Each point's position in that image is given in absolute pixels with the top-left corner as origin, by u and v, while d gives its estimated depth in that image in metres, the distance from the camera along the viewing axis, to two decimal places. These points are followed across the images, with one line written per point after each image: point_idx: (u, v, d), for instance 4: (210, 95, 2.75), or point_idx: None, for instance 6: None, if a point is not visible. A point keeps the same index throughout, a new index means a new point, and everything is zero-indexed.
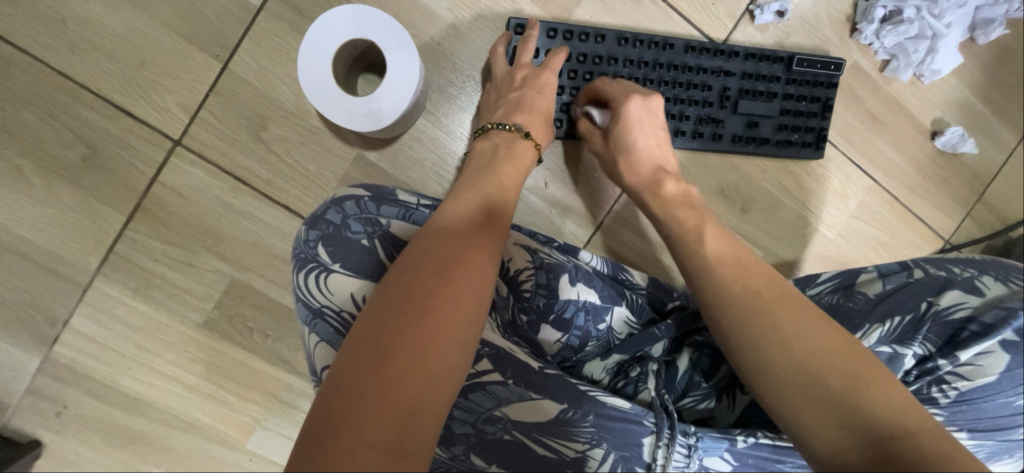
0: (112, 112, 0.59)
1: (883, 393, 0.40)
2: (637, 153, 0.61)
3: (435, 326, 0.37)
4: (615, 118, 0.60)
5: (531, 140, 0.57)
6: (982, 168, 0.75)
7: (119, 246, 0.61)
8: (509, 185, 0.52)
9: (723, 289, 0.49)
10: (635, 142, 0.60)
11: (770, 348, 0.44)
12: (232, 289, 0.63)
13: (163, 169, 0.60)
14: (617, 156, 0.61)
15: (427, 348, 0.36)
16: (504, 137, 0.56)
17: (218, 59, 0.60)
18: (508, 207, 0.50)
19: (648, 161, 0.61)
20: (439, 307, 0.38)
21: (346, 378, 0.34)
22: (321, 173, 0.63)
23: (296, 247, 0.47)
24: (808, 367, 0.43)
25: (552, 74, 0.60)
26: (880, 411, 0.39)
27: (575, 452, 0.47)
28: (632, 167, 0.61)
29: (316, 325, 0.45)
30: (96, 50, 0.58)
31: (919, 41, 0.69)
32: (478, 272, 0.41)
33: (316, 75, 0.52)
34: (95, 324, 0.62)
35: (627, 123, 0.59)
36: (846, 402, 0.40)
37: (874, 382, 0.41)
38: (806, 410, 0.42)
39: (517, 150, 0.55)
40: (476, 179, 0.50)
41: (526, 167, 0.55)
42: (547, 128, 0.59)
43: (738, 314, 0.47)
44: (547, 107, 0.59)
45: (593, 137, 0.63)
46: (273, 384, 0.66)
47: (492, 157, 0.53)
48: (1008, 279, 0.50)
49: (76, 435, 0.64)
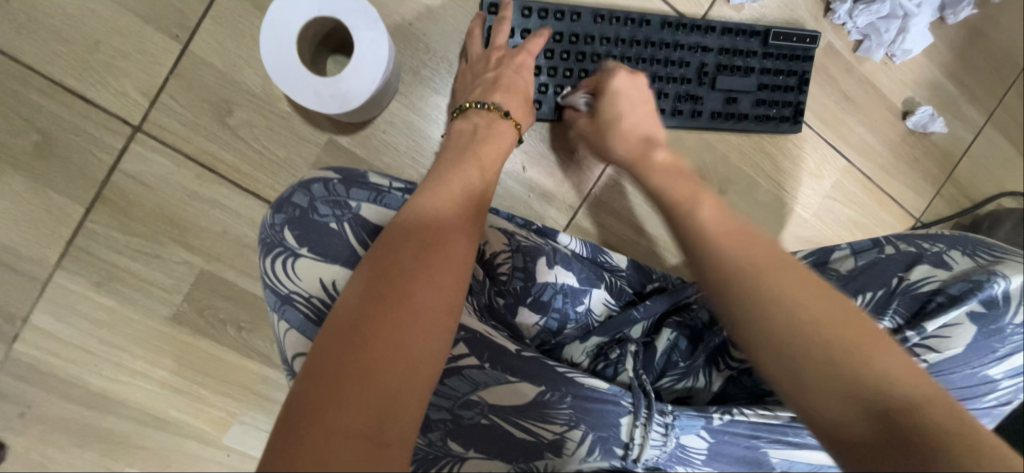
0: (65, 97, 0.56)
1: (886, 361, 0.35)
2: (626, 123, 0.56)
3: (416, 311, 0.36)
4: (602, 93, 0.58)
5: (511, 120, 0.56)
6: (950, 147, 0.77)
7: (79, 238, 0.58)
8: (490, 168, 0.51)
9: (727, 261, 0.39)
10: (624, 111, 0.56)
11: (783, 324, 0.36)
12: (202, 280, 0.61)
13: (122, 157, 0.58)
14: (605, 129, 0.56)
15: (408, 332, 0.35)
16: (483, 116, 0.55)
17: (177, 40, 0.57)
18: (489, 191, 0.49)
19: (636, 132, 0.55)
20: (421, 291, 0.37)
21: (324, 366, 0.33)
22: (291, 159, 0.61)
23: (262, 232, 0.45)
24: (808, 334, 0.36)
25: (530, 54, 0.59)
26: (886, 383, 0.35)
27: (554, 434, 0.48)
28: (620, 138, 0.55)
29: (285, 311, 0.43)
30: (45, 31, 0.55)
31: (890, 21, 0.69)
32: (458, 254, 0.41)
33: (280, 55, 0.50)
34: (56, 319, 0.59)
35: (614, 95, 0.56)
36: (853, 377, 0.35)
37: (881, 351, 0.36)
38: (809, 384, 0.36)
39: (496, 134, 0.54)
40: (454, 160, 0.49)
41: (506, 146, 0.54)
42: (529, 113, 0.59)
43: (740, 283, 0.38)
44: (526, 87, 0.58)
45: (580, 118, 0.60)
46: (249, 377, 0.65)
47: (471, 140, 0.52)
48: (976, 253, 0.49)
49: (42, 436, 0.62)
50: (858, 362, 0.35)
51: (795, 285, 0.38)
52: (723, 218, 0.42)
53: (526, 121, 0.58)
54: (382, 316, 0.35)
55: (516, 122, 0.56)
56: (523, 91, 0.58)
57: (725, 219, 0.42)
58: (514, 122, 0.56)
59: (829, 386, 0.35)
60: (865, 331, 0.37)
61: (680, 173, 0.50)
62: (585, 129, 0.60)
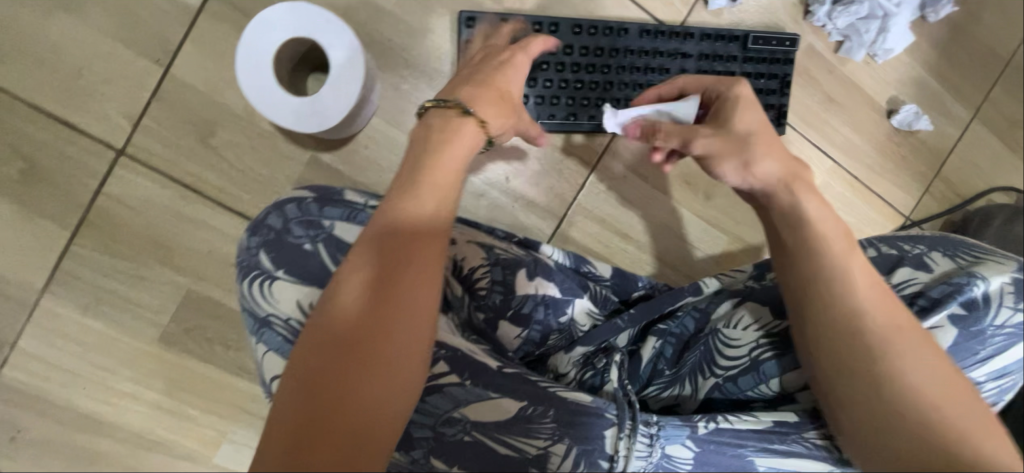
0: (49, 123, 0.57)
1: (967, 418, 0.38)
2: (770, 138, 0.48)
3: (362, 375, 0.38)
4: (727, 101, 0.49)
5: (474, 116, 0.47)
6: (938, 145, 0.77)
7: (66, 263, 0.59)
8: (447, 183, 0.45)
9: (846, 304, 0.41)
10: (760, 123, 0.48)
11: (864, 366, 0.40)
12: (189, 300, 0.62)
13: (107, 180, 0.58)
14: (748, 146, 0.46)
15: (354, 397, 0.37)
16: (442, 118, 0.47)
17: (158, 64, 0.58)
18: (447, 212, 0.44)
19: (786, 159, 0.47)
20: (368, 352, 0.38)
21: (302, 398, 0.37)
22: (275, 177, 0.61)
23: (240, 255, 0.46)
24: (890, 381, 0.39)
25: (524, 53, 0.53)
26: (950, 436, 0.37)
27: (538, 449, 0.47)
28: (774, 160, 0.46)
29: (263, 334, 0.44)
30: (28, 59, 0.56)
31: (870, 21, 0.69)
32: (427, 282, 0.41)
33: (258, 76, 0.51)
34: (44, 343, 0.60)
35: (750, 102, 0.49)
36: (919, 425, 0.38)
37: (954, 407, 0.38)
38: (868, 422, 0.39)
39: (450, 137, 0.46)
40: (404, 181, 0.44)
41: (469, 144, 0.47)
42: (504, 114, 0.50)
43: (841, 326, 0.41)
44: (503, 84, 0.51)
45: (699, 129, 0.47)
46: (238, 396, 0.65)
47: (423, 149, 0.46)
48: (956, 254, 0.49)
49: (33, 460, 0.62)
50: (924, 413, 0.38)
51: (904, 337, 0.40)
52: (868, 276, 0.42)
53: (496, 122, 0.49)
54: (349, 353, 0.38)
55: (479, 121, 0.47)
56: (499, 90, 0.50)
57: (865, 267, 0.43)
58: (478, 120, 0.47)
59: (891, 429, 0.39)
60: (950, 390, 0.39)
61: (830, 212, 0.45)
62: (717, 144, 0.47)
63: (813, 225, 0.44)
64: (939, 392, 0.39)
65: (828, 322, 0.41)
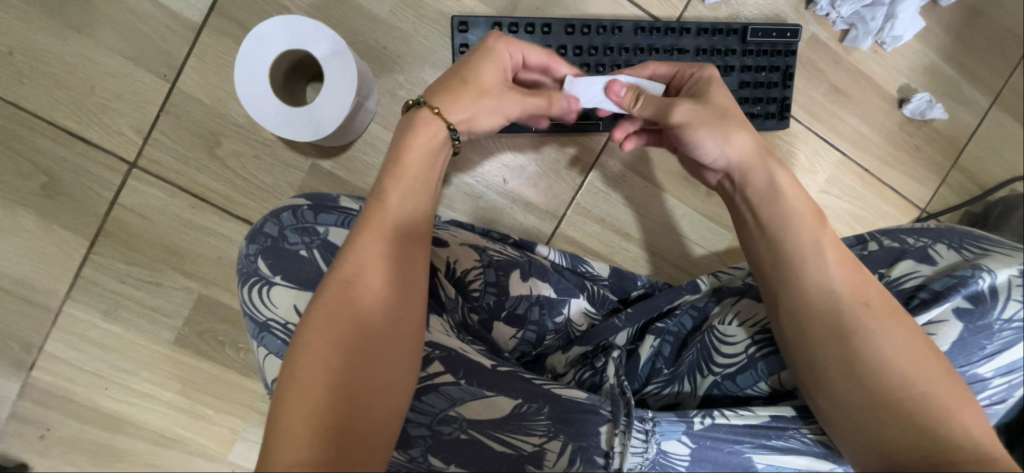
0: (66, 138, 0.60)
1: (956, 400, 0.39)
2: (733, 114, 0.50)
3: (371, 364, 0.38)
4: (696, 81, 0.52)
5: (428, 106, 0.47)
6: (954, 133, 0.74)
7: (85, 270, 0.62)
8: (420, 176, 0.46)
9: (821, 296, 0.43)
10: (726, 99, 0.51)
11: (850, 357, 0.41)
12: (201, 304, 0.64)
13: (121, 191, 0.61)
14: (719, 119, 0.49)
15: (366, 388, 0.37)
16: (407, 116, 0.48)
17: (165, 79, 0.60)
18: (426, 206, 0.46)
19: (746, 135, 0.49)
20: (376, 342, 0.39)
21: (303, 403, 0.36)
22: (278, 185, 0.63)
23: (240, 263, 0.47)
24: (877, 370, 0.40)
25: (503, 44, 0.50)
26: (943, 420, 0.38)
27: (533, 446, 0.46)
28: (733, 134, 0.49)
29: (264, 338, 0.45)
30: (46, 79, 0.59)
31: (875, 8, 0.67)
32: (419, 278, 0.43)
33: (256, 88, 0.53)
34: (68, 347, 0.63)
35: (717, 81, 0.52)
36: (910, 411, 0.39)
37: (944, 392, 0.39)
38: (866, 411, 0.40)
39: (415, 129, 0.46)
40: (381, 179, 0.45)
41: (438, 136, 0.47)
42: (466, 100, 0.48)
43: (817, 318, 0.43)
44: (472, 72, 0.48)
45: (679, 102, 0.50)
46: (250, 395, 0.67)
47: (393, 147, 0.46)
48: (962, 247, 0.47)
49: (61, 456, 0.66)
50: (914, 398, 0.39)
51: (879, 323, 0.41)
52: (840, 265, 0.44)
53: (457, 110, 0.47)
54: (353, 351, 0.38)
55: (435, 110, 0.47)
56: (462, 78, 0.48)
57: (837, 254, 0.44)
58: (433, 109, 0.47)
59: (886, 417, 0.39)
60: (939, 375, 0.40)
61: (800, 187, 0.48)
62: (696, 114, 0.49)
63: (796, 215, 0.46)
64: (925, 378, 0.40)
65: (803, 314, 0.43)
